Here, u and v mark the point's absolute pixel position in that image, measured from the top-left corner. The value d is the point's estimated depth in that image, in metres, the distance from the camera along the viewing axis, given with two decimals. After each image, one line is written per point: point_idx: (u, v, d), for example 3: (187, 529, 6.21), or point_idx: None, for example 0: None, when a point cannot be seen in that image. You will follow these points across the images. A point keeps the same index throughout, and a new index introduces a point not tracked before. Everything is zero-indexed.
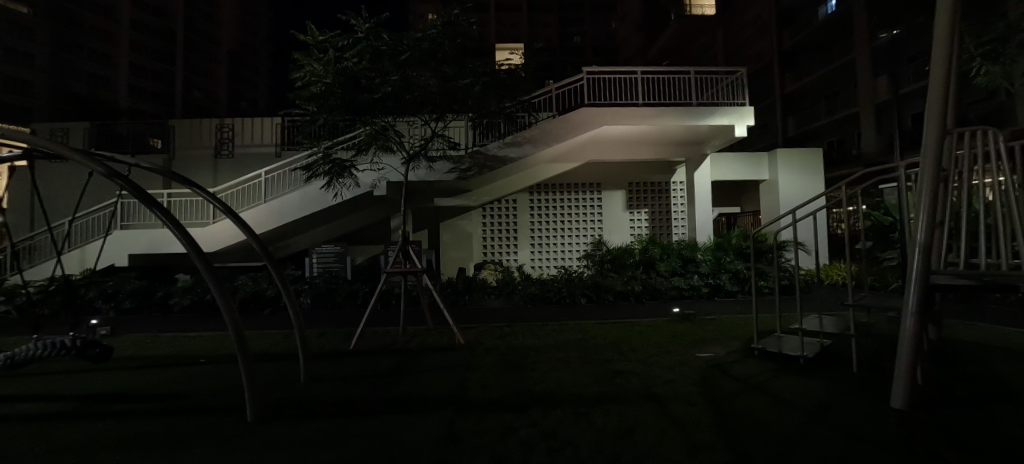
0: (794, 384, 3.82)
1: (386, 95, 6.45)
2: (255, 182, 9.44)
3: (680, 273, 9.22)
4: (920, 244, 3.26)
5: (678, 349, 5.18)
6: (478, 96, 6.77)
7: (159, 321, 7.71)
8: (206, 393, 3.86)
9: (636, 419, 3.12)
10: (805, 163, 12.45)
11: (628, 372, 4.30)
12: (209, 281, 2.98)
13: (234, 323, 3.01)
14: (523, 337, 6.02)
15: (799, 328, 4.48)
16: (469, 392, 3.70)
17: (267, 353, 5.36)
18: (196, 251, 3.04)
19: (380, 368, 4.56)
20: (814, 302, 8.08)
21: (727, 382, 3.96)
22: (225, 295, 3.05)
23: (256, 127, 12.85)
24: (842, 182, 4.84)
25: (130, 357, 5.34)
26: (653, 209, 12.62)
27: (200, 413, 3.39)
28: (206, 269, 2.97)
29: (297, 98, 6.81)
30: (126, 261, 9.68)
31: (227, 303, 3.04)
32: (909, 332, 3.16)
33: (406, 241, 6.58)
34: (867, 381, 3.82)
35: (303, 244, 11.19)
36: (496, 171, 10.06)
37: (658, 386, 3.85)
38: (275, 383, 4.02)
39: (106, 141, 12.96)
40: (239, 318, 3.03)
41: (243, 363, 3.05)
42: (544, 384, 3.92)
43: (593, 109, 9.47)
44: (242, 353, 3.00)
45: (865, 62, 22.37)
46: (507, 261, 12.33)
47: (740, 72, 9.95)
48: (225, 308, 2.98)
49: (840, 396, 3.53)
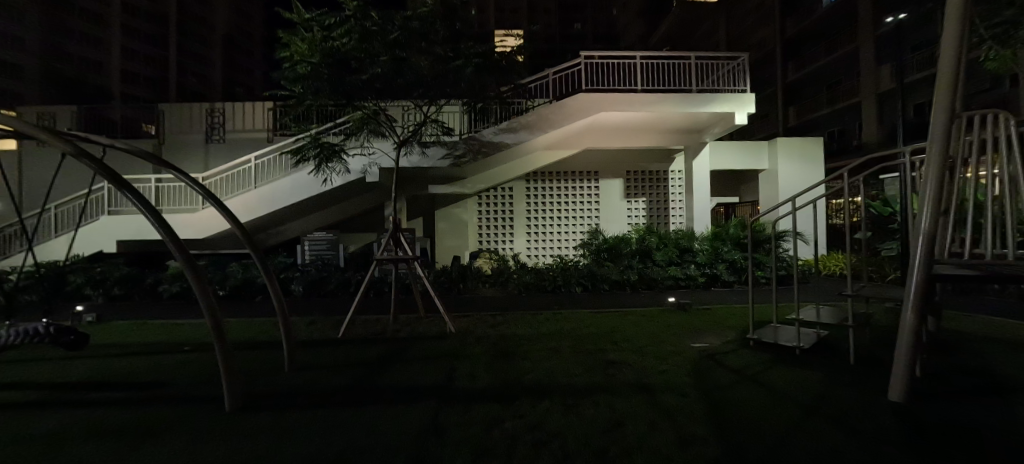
0: (789, 375, 3.73)
1: (376, 76, 6.24)
2: (244, 168, 9.23)
3: (677, 262, 9.14)
4: (925, 232, 3.14)
5: (671, 339, 5.11)
6: (471, 78, 6.56)
7: (145, 308, 7.58)
8: (185, 382, 3.75)
9: (626, 410, 3.04)
10: (805, 153, 12.29)
11: (620, 362, 4.20)
12: (184, 268, 2.84)
13: (211, 309, 2.87)
14: (516, 326, 5.95)
15: (797, 318, 4.37)
16: (457, 382, 3.60)
17: (253, 341, 5.26)
18: (173, 238, 2.89)
19: (367, 357, 4.46)
20: (811, 293, 8.01)
21: (721, 372, 3.86)
22: (201, 282, 2.91)
23: (247, 111, 12.60)
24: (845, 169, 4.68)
25: (114, 344, 5.23)
26: (651, 198, 12.47)
27: (176, 403, 3.28)
28: (181, 256, 2.82)
29: (284, 80, 6.59)
30: (115, 247, 9.53)
31: (204, 288, 2.91)
32: (910, 323, 3.06)
33: (397, 228, 6.43)
34: (864, 371, 3.72)
35: (296, 231, 11.05)
36: (491, 158, 9.87)
37: (649, 377, 3.75)
38: (258, 371, 3.92)
39: (94, 125, 12.70)
40: (216, 305, 2.90)
41: (220, 352, 2.94)
42: (533, 374, 3.82)
43: (590, 95, 9.26)
44: (218, 340, 2.88)
45: (869, 50, 22.08)
46: (503, 249, 12.20)
47: (741, 58, 9.71)
48: (201, 294, 2.85)
49: (836, 388, 3.43)
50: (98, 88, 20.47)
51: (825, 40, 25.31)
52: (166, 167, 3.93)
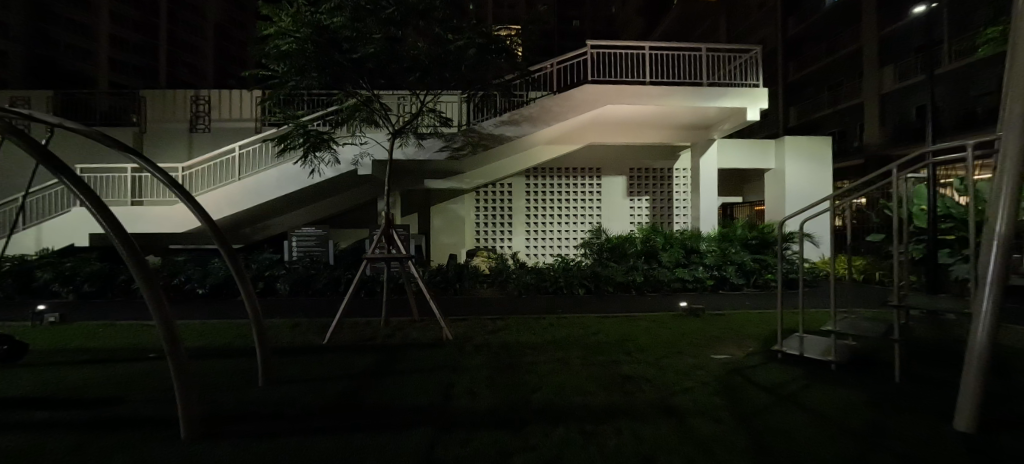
0: (831, 396, 3.29)
1: (368, 56, 5.68)
2: (228, 157, 8.69)
3: (683, 264, 8.70)
4: (1003, 236, 2.65)
5: (690, 349, 4.67)
6: (473, 61, 6.02)
7: (115, 307, 7.01)
8: (142, 399, 3.25)
9: (655, 441, 2.57)
10: (814, 152, 11.91)
11: (637, 378, 3.75)
12: (130, 268, 2.30)
13: (161, 313, 2.38)
14: (518, 332, 5.49)
15: (832, 329, 3.93)
16: (456, 403, 3.12)
17: (229, 348, 4.75)
18: (118, 232, 2.36)
19: (354, 369, 3.98)
20: (826, 297, 7.63)
21: (754, 390, 3.41)
22: (151, 283, 2.39)
23: (234, 100, 12.00)
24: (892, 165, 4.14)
25: (72, 351, 4.71)
26: (654, 195, 12.09)
27: (128, 426, 2.79)
28: (131, 254, 2.27)
29: (265, 59, 6.00)
30: (88, 241, 8.97)
31: (153, 289, 2.39)
32: (984, 345, 2.61)
33: (389, 224, 5.95)
34: (916, 393, 3.28)
35: (283, 226, 10.52)
36: (491, 152, 9.37)
37: (674, 397, 3.29)
38: (225, 385, 3.41)
39: (71, 111, 12.04)
40: (170, 310, 2.40)
41: (174, 369, 2.43)
42: (541, 392, 3.36)
43: (596, 86, 8.81)
44: (171, 350, 2.39)
45: (873, 51, 21.86)
46: (501, 247, 11.75)
47: (754, 50, 9.28)
48: (150, 298, 2.33)
49: (886, 412, 3.00)
50: (81, 74, 19.71)
51: (827, 40, 25.07)
52: (122, 150, 3.28)
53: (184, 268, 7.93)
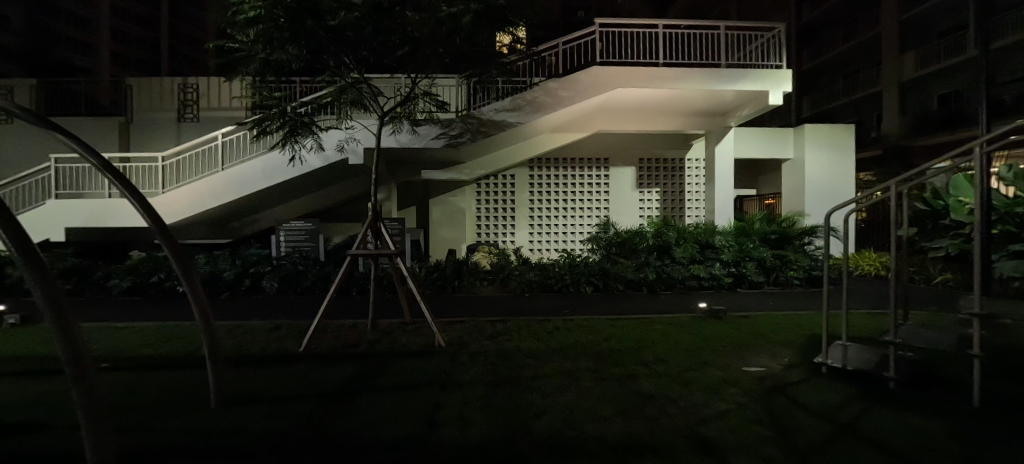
0: (898, 424, 2.69)
1: (348, 23, 5.03)
2: (210, 145, 8.16)
3: (699, 261, 8.09)
4: None
5: (716, 359, 4.10)
6: (469, 30, 5.35)
7: (97, 305, 6.71)
8: (56, 422, 2.70)
9: None
10: (836, 141, 11.17)
11: (660, 398, 3.16)
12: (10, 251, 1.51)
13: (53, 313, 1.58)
14: (520, 338, 4.93)
15: (893, 340, 3.26)
16: (442, 434, 2.54)
17: (190, 357, 4.24)
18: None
19: (327, 384, 3.42)
20: (858, 297, 7.03)
21: (806, 418, 2.80)
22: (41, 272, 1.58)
23: (223, 87, 11.47)
24: (978, 147, 3.10)
25: (20, 359, 4.23)
26: (665, 187, 11.45)
27: (23, 450, 2.24)
28: (22, 256, 1.53)
29: (234, 29, 5.37)
30: (64, 236, 8.54)
31: (39, 276, 1.58)
32: None
33: (377, 216, 5.38)
34: (1008, 424, 2.66)
35: (274, 219, 10.03)
36: (492, 140, 8.76)
37: (708, 425, 2.69)
38: (163, 409, 2.83)
39: (53, 101, 11.55)
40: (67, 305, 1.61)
41: (89, 435, 1.68)
42: (546, 419, 2.76)
43: (606, 68, 8.14)
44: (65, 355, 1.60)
45: (892, 37, 21.02)
46: (504, 242, 11.18)
47: (779, 29, 8.58)
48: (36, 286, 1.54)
49: (983, 451, 2.36)
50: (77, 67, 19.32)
51: (843, 26, 24.16)
52: (52, 131, 2.41)
53: (163, 263, 7.39)
